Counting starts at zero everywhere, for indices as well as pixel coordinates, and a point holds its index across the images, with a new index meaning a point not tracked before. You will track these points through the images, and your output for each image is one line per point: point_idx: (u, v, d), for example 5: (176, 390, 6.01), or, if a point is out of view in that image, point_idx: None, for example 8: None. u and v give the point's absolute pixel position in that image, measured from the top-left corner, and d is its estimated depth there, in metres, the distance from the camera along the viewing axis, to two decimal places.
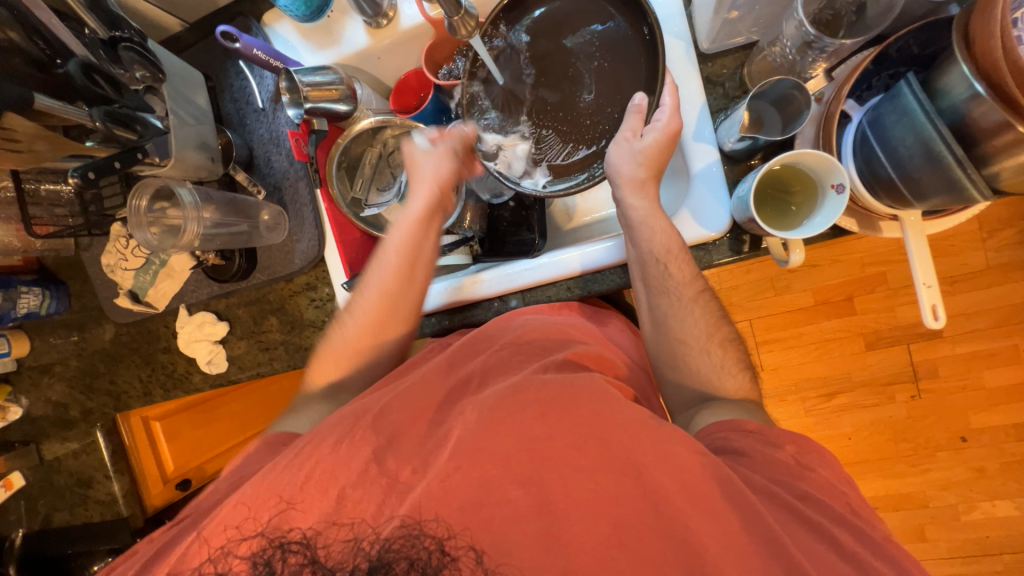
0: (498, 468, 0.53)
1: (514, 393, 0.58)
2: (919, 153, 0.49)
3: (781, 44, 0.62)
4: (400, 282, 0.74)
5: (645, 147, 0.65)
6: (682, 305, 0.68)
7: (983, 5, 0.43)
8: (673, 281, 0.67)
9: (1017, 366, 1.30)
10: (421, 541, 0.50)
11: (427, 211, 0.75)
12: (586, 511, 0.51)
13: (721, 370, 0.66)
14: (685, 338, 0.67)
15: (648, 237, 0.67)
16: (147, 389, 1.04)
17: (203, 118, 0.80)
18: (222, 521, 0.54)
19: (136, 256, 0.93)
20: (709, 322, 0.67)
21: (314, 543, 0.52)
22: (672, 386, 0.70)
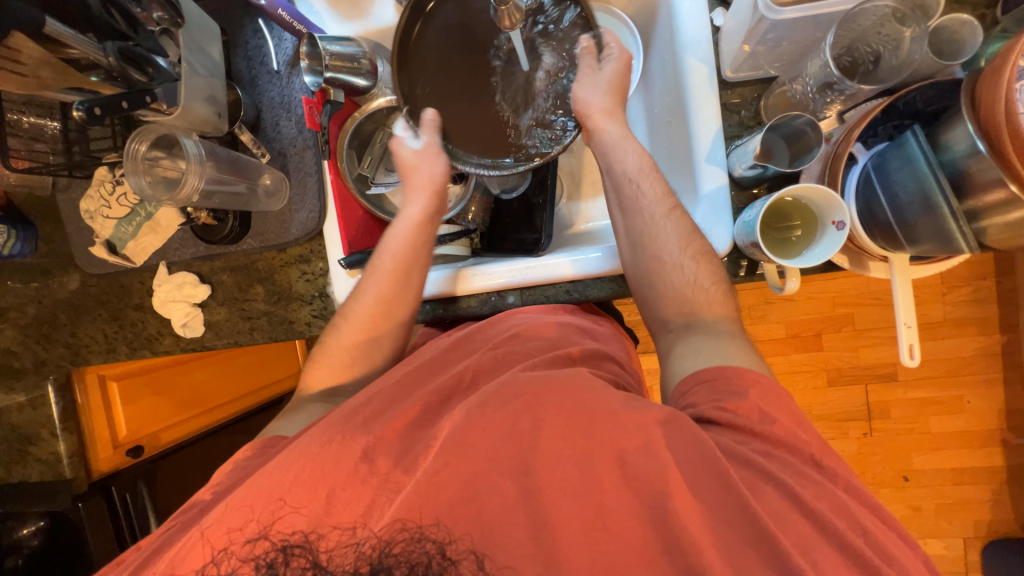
0: (492, 462, 0.53)
1: (500, 390, 0.58)
2: (918, 201, 0.52)
3: (803, 81, 0.65)
4: (395, 283, 0.75)
5: (608, 79, 0.73)
6: (655, 221, 0.69)
7: (991, 71, 0.47)
8: (645, 200, 0.71)
9: (961, 414, 1.39)
10: (422, 545, 0.50)
11: (422, 215, 0.77)
12: (585, 517, 0.51)
13: (693, 282, 0.67)
14: (658, 250, 0.68)
15: (619, 158, 0.73)
16: (111, 345, 0.99)
17: (214, 72, 0.77)
18: (224, 519, 0.53)
19: (120, 205, 0.88)
20: (683, 233, 0.68)
21: (316, 546, 0.51)
22: (650, 301, 0.71)
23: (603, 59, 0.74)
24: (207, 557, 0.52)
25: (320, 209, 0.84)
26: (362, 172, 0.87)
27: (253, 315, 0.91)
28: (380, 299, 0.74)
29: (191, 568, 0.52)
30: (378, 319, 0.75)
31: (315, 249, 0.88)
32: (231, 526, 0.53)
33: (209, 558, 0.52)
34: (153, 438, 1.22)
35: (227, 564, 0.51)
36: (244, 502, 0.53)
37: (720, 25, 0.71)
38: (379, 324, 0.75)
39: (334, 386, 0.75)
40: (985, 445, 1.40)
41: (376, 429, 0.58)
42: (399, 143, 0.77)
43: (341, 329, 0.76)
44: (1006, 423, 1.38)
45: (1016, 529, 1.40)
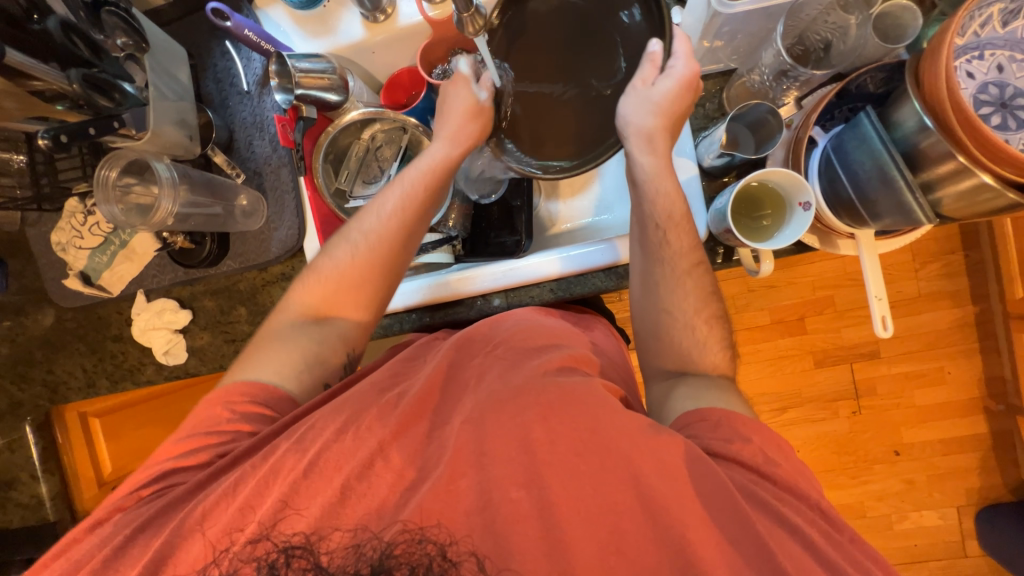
0: (497, 466, 0.53)
1: (515, 396, 0.58)
2: (876, 177, 0.54)
3: (759, 72, 0.68)
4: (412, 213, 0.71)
5: (659, 96, 0.63)
6: (674, 276, 0.67)
7: (931, 50, 0.50)
8: (670, 250, 0.66)
9: (943, 385, 1.43)
10: (423, 547, 0.50)
11: (446, 155, 0.72)
12: (585, 508, 0.51)
13: (700, 345, 0.67)
14: (675, 305, 0.67)
15: (648, 197, 0.66)
16: (91, 379, 0.96)
17: (183, 95, 0.77)
18: (221, 523, 0.53)
19: (93, 235, 0.87)
20: (698, 291, 0.67)
21: (315, 548, 0.51)
22: (650, 348, 0.71)
23: (663, 70, 0.64)
24: (206, 558, 0.52)
25: (298, 225, 0.85)
26: (340, 186, 0.86)
27: (238, 338, 0.89)
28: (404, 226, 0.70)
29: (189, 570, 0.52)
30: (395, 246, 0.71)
31: (297, 266, 0.87)
32: (229, 529, 0.53)
33: (207, 560, 0.52)
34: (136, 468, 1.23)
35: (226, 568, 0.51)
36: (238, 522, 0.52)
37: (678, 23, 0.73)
38: (395, 252, 0.71)
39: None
40: (969, 413, 1.44)
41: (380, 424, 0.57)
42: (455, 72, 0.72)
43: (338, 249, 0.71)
44: (986, 390, 1.42)
45: (1004, 493, 1.44)
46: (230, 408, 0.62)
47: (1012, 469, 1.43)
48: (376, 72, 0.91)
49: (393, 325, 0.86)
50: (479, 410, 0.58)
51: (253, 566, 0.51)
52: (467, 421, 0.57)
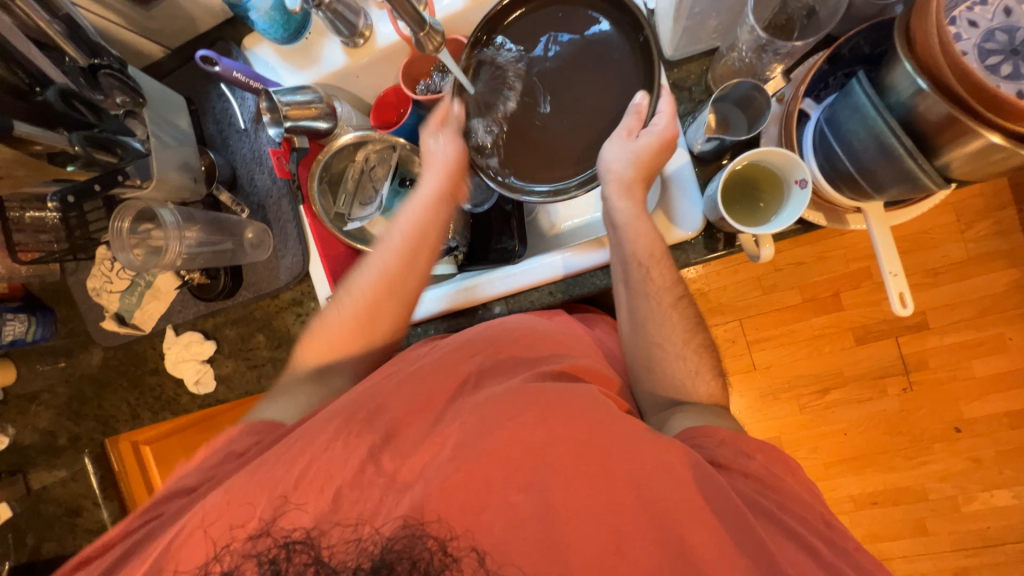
0: (496, 470, 0.52)
1: (514, 395, 0.56)
2: (873, 146, 0.51)
3: (739, 49, 0.63)
4: (389, 204, 0.71)
5: (641, 148, 0.65)
6: (660, 310, 0.67)
7: (920, 8, 0.46)
8: (654, 285, 0.67)
9: (1004, 354, 1.32)
10: (422, 541, 0.49)
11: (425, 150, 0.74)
12: (586, 510, 0.50)
13: (694, 374, 0.66)
14: (663, 337, 0.67)
15: (629, 239, 0.67)
16: (135, 412, 1.04)
17: (185, 141, 0.82)
18: (221, 517, 0.50)
19: (121, 278, 0.94)
20: (683, 320, 0.68)
21: (318, 542, 0.49)
22: (643, 381, 0.69)
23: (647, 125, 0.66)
24: (210, 551, 0.50)
25: (302, 251, 0.87)
26: (339, 210, 0.88)
27: (259, 363, 0.94)
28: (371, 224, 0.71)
29: (192, 564, 0.50)
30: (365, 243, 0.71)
31: (307, 291, 0.91)
32: (233, 520, 0.50)
33: (211, 552, 0.50)
34: None
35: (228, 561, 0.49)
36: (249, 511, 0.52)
37: (654, 8, 0.71)
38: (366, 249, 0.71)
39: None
40: None
41: (377, 435, 0.55)
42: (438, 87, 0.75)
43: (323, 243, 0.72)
44: None
45: None
46: None
47: None
48: (364, 94, 0.93)
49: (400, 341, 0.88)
50: (482, 414, 0.55)
51: (256, 561, 0.49)
52: (468, 422, 0.55)
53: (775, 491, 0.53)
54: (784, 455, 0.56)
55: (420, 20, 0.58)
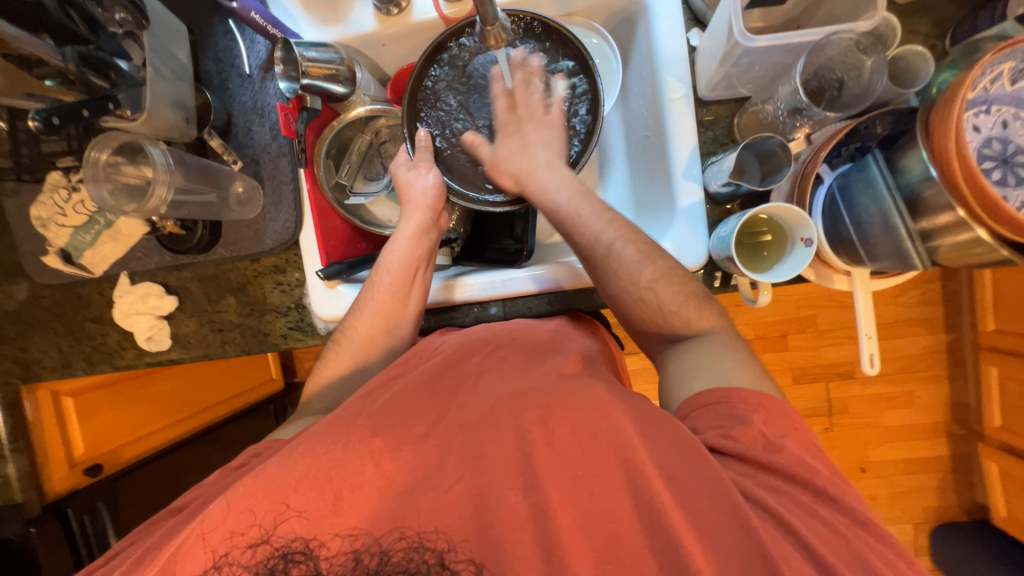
0: (497, 472, 0.52)
1: (519, 397, 0.56)
2: (878, 222, 0.56)
3: (774, 105, 0.69)
4: (394, 303, 0.72)
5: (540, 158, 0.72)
6: (632, 266, 0.64)
7: (944, 101, 0.50)
8: (616, 244, 0.65)
9: (912, 409, 1.48)
10: (421, 554, 0.48)
11: (419, 227, 0.75)
12: (591, 528, 0.49)
13: (684, 324, 0.62)
14: (644, 293, 0.63)
15: (596, 227, 0.67)
16: (67, 360, 0.93)
17: (181, 74, 0.75)
18: (226, 526, 0.48)
19: (77, 212, 0.83)
20: (663, 272, 0.63)
21: (316, 554, 0.47)
22: (644, 330, 0.66)
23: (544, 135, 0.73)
24: (209, 561, 0.47)
25: (295, 219, 0.82)
26: (341, 181, 0.85)
27: (225, 328, 0.87)
28: (380, 315, 0.72)
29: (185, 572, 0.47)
30: (379, 335, 0.72)
31: (291, 259, 0.85)
32: (234, 527, 0.48)
33: (210, 562, 0.47)
34: (113, 455, 1.08)
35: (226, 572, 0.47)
36: (249, 506, 0.48)
37: (696, 46, 0.73)
38: (380, 342, 0.72)
39: (325, 404, 0.71)
40: (935, 436, 1.49)
41: (383, 431, 0.54)
42: (398, 166, 0.78)
43: (341, 348, 0.72)
44: (951, 416, 1.48)
45: (959, 512, 1.51)
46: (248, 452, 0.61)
47: (966, 491, 1.50)
48: (385, 64, 0.89)
49: None
50: (484, 411, 0.56)
51: (250, 571, 0.47)
52: (474, 423, 0.56)
53: (802, 485, 0.50)
54: None
55: (495, 14, 0.49)
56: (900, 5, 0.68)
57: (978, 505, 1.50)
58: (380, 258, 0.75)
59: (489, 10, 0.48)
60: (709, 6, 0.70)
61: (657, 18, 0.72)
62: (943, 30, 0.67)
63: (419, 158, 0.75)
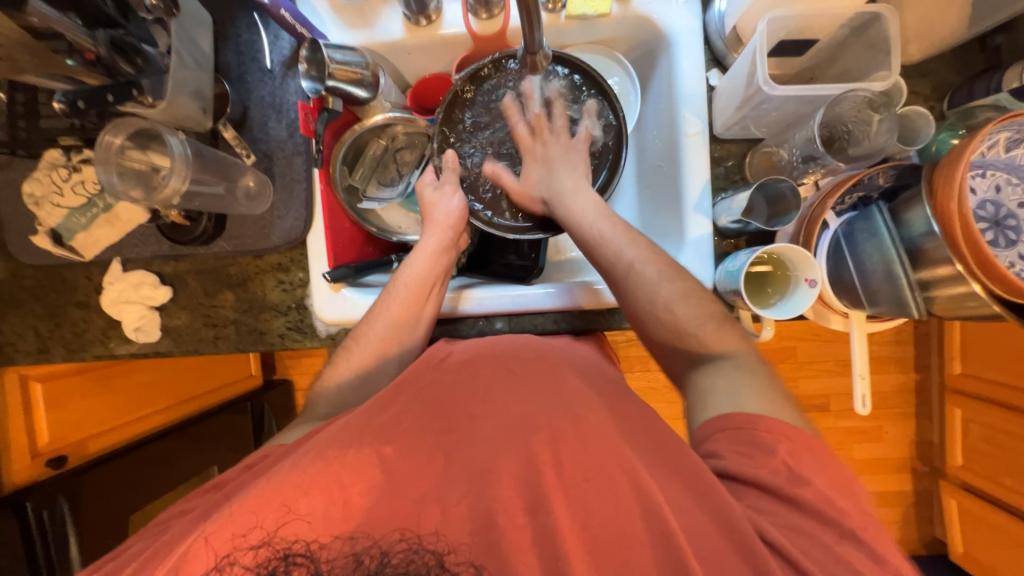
0: (508, 489, 0.51)
1: (533, 417, 0.57)
2: (881, 271, 0.59)
3: (788, 150, 0.72)
4: (408, 314, 0.73)
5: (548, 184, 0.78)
6: (654, 285, 0.66)
7: (947, 164, 0.54)
8: (641, 266, 0.68)
9: (881, 443, 1.53)
10: (421, 556, 0.47)
11: (439, 244, 0.77)
12: (600, 552, 0.48)
13: (702, 344, 0.64)
14: (662, 312, 0.66)
15: (618, 247, 0.70)
16: (44, 345, 0.87)
17: (203, 64, 0.74)
18: (230, 528, 0.47)
19: (75, 194, 0.80)
20: (682, 292, 0.66)
21: (317, 556, 0.46)
22: (662, 347, 0.68)
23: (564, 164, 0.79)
24: (211, 562, 0.46)
25: (306, 218, 0.80)
26: (354, 183, 0.85)
27: (220, 323, 0.84)
28: (394, 325, 0.72)
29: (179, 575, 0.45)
30: (390, 344, 0.72)
31: (296, 258, 0.83)
32: (238, 533, 0.47)
33: (213, 564, 0.46)
34: (78, 447, 1.03)
35: (228, 573, 0.45)
36: (251, 512, 0.48)
37: (714, 85, 0.77)
38: (391, 351, 0.72)
39: (330, 409, 0.69)
40: (900, 471, 1.54)
41: (393, 439, 0.55)
42: (421, 186, 0.82)
43: (352, 353, 0.72)
44: (915, 452, 1.53)
45: (918, 547, 1.55)
46: (256, 460, 0.60)
47: (926, 525, 1.55)
48: (406, 72, 0.89)
49: None
50: (493, 428, 0.56)
51: (252, 573, 0.45)
52: (485, 438, 0.55)
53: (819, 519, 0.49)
54: None
55: (540, 44, 0.55)
56: (904, 66, 0.72)
57: (937, 541, 1.55)
58: (398, 271, 0.76)
59: (536, 40, 0.54)
60: (729, 49, 0.74)
61: (679, 55, 0.75)
62: (941, 93, 0.72)
63: (445, 177, 0.79)
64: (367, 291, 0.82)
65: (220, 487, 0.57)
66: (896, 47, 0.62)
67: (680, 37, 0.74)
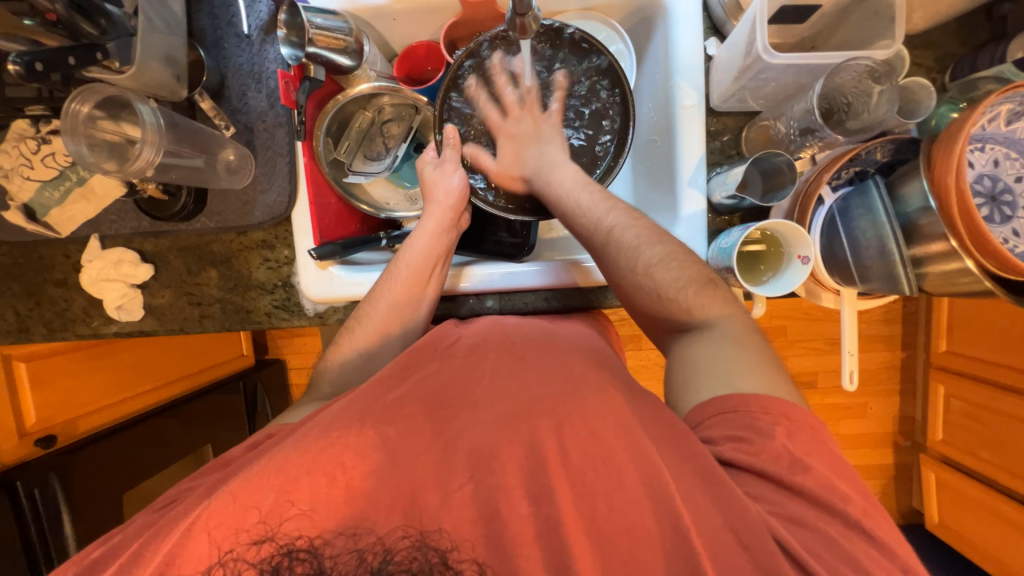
0: (510, 476, 0.51)
1: (531, 403, 0.57)
2: (875, 247, 0.59)
3: (785, 122, 0.70)
4: (411, 293, 0.72)
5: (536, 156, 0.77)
6: (636, 250, 0.65)
7: (946, 138, 0.53)
8: (625, 232, 0.66)
9: (865, 419, 1.56)
10: (423, 554, 0.46)
11: (440, 224, 0.75)
12: (598, 532, 0.48)
13: (686, 309, 0.63)
14: (642, 278, 0.64)
15: (597, 212, 0.68)
16: (24, 325, 0.84)
17: (174, 27, 0.69)
18: (228, 515, 0.47)
19: (46, 166, 0.76)
20: (663, 256, 0.64)
21: (320, 551, 0.46)
22: (648, 316, 0.67)
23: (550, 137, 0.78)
24: (214, 556, 0.46)
25: (289, 193, 0.78)
26: (339, 157, 0.82)
27: (204, 301, 0.83)
28: (396, 307, 0.71)
29: (176, 557, 0.46)
30: (393, 326, 0.71)
31: (281, 235, 0.81)
32: (239, 523, 0.47)
33: (214, 559, 0.46)
34: (69, 426, 1.02)
35: (232, 570, 0.45)
36: (253, 500, 0.48)
37: (713, 55, 0.74)
38: (394, 333, 0.72)
39: (334, 389, 0.70)
40: (882, 446, 1.58)
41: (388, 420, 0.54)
42: (423, 165, 0.79)
43: (356, 334, 0.71)
44: (898, 428, 1.56)
45: (897, 517, 1.61)
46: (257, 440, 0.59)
47: (905, 497, 1.60)
48: (392, 39, 0.85)
49: None
50: (491, 411, 0.57)
51: (256, 569, 0.45)
52: (483, 423, 0.55)
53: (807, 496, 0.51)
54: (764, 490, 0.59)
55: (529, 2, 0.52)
56: (909, 35, 0.70)
57: (915, 511, 1.60)
58: (399, 251, 0.74)
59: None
60: (729, 16, 0.70)
61: (676, 26, 0.72)
62: (944, 65, 0.70)
63: (446, 156, 0.77)
64: (356, 269, 0.80)
65: (213, 471, 0.56)
66: (900, 13, 0.59)
67: (677, 7, 0.71)
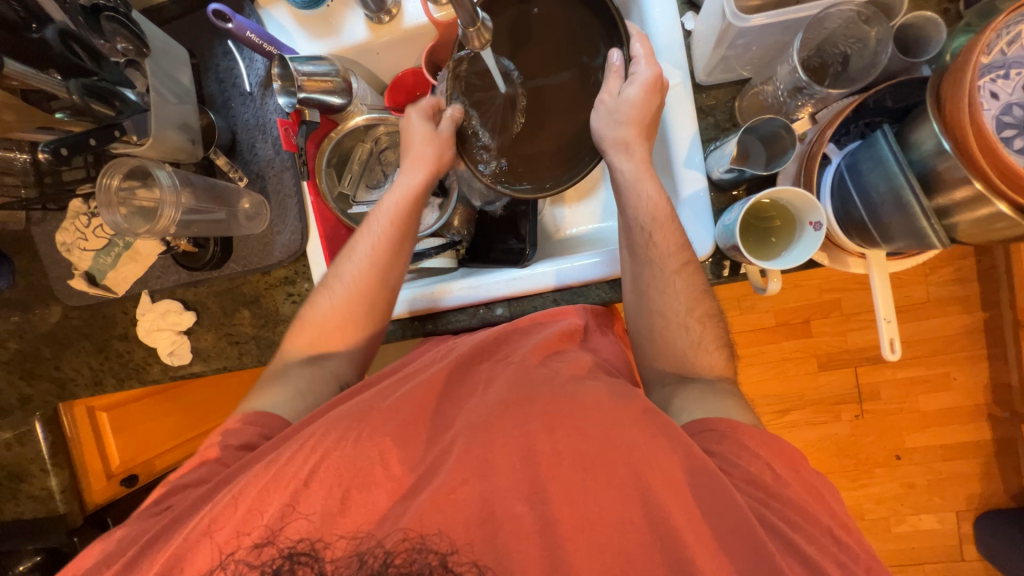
0: (502, 478, 0.52)
1: (528, 402, 0.57)
2: (891, 200, 0.53)
3: (774, 85, 0.66)
4: (388, 252, 0.72)
5: (625, 102, 0.65)
6: (681, 323, 0.66)
7: (954, 70, 0.48)
8: (682, 309, 0.66)
9: (949, 392, 1.40)
10: (423, 556, 0.49)
11: (422, 181, 0.73)
12: (591, 531, 0.49)
13: (696, 345, 0.66)
14: (683, 353, 0.67)
15: (664, 270, 0.66)
16: (97, 376, 0.95)
17: (185, 97, 0.78)
18: (230, 523, 0.52)
19: (97, 236, 0.87)
20: (712, 338, 0.67)
21: (321, 556, 0.50)
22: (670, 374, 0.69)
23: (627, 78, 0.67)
24: (216, 558, 0.51)
25: (301, 229, 0.83)
26: (343, 190, 0.86)
27: (241, 339, 0.89)
28: (374, 266, 0.72)
29: (202, 568, 0.51)
30: (370, 287, 0.72)
31: (300, 270, 0.86)
32: (240, 526, 0.52)
33: (217, 559, 0.51)
34: (146, 466, 1.16)
35: (233, 569, 0.50)
36: (254, 507, 0.52)
37: (691, 29, 0.71)
38: (371, 294, 0.73)
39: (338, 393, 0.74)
40: (975, 420, 1.40)
41: (391, 430, 0.56)
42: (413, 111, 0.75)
43: (331, 291, 0.73)
44: (992, 398, 1.39)
45: (1006, 499, 1.41)
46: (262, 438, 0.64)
47: (1015, 476, 1.40)
48: (381, 73, 0.90)
49: (394, 332, 0.85)
50: (485, 414, 0.57)
51: (258, 569, 0.50)
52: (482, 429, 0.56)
53: (781, 502, 0.51)
54: (795, 459, 0.54)
55: (475, 13, 0.51)
56: None
57: None
58: (377, 205, 0.75)
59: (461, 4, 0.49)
60: None
61: (649, 3, 0.70)
62: None
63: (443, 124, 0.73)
64: None
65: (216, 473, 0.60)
66: None
67: None
